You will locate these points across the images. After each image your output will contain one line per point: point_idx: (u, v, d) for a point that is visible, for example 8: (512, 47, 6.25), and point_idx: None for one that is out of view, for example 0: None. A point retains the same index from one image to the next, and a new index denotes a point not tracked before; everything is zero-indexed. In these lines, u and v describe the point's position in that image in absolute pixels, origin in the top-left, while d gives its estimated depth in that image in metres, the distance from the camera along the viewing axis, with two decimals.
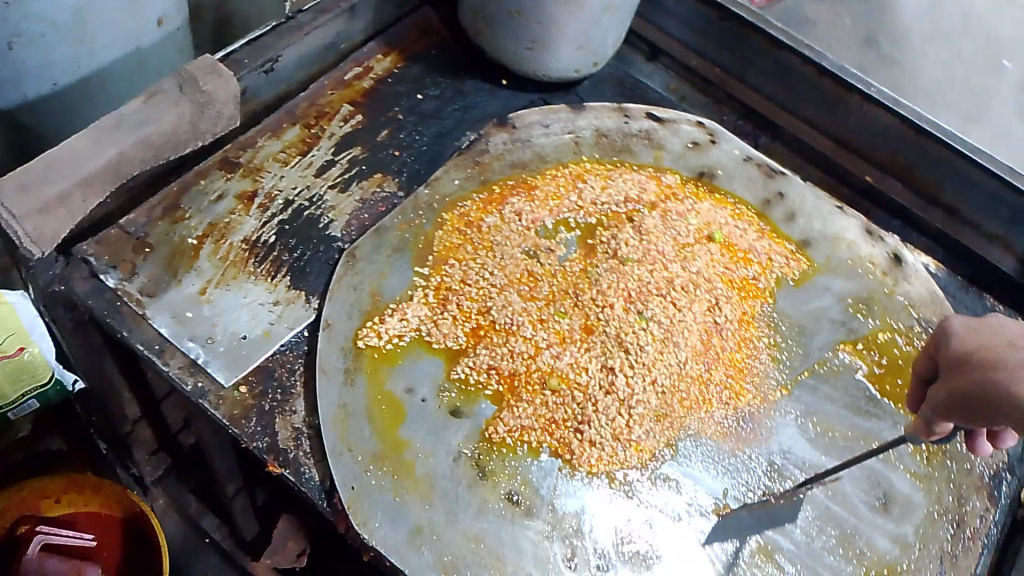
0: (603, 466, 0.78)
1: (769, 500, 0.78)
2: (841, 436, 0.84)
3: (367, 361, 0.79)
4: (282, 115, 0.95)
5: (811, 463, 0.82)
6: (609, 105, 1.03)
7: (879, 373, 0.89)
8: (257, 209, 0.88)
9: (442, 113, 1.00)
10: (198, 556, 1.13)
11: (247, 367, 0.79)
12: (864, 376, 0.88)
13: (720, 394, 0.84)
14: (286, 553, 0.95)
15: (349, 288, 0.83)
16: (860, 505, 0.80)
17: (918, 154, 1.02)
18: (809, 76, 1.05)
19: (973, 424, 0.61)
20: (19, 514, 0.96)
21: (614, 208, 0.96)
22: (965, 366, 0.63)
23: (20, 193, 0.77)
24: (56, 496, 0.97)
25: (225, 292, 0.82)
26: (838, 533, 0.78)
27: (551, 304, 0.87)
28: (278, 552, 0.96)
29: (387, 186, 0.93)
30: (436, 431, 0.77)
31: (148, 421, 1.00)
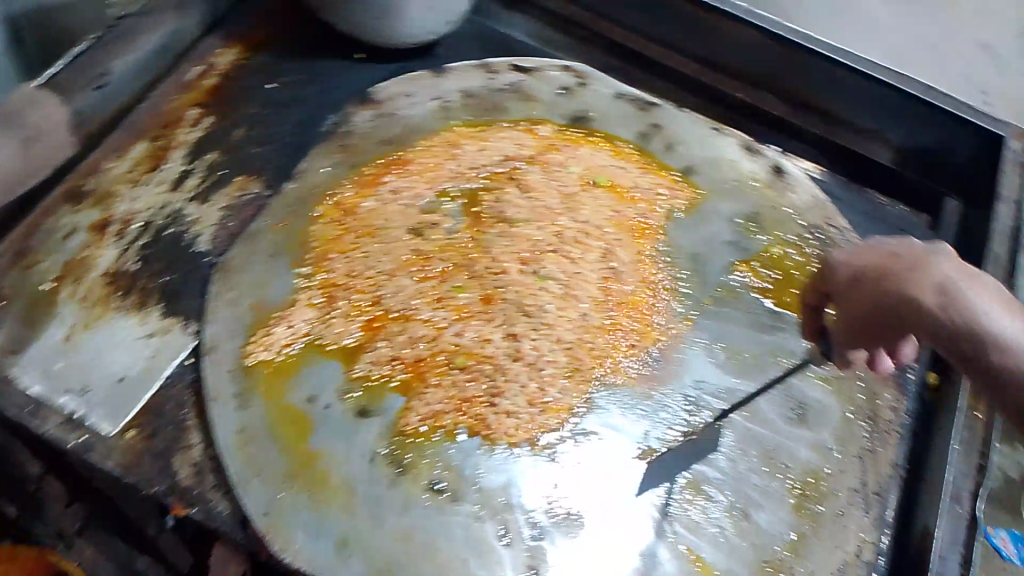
0: (522, 435, 0.76)
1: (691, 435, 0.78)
2: (750, 356, 0.84)
3: (262, 377, 0.76)
4: (124, 132, 0.88)
5: (726, 391, 0.82)
6: (472, 64, 1.00)
7: (776, 288, 0.89)
8: (113, 238, 0.82)
9: (298, 99, 0.94)
10: None
11: (131, 412, 0.75)
12: (760, 294, 0.88)
13: (630, 339, 0.83)
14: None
15: (229, 304, 0.79)
16: (777, 421, 0.81)
17: (783, 63, 1.03)
18: (668, 2, 1.04)
19: (877, 338, 0.67)
20: None
21: (495, 167, 0.92)
22: (863, 281, 0.68)
23: None
24: None
25: (95, 335, 0.77)
26: (762, 453, 0.79)
27: (445, 280, 0.84)
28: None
29: (253, 187, 0.87)
30: (347, 436, 0.74)
31: (53, 474, 0.91)
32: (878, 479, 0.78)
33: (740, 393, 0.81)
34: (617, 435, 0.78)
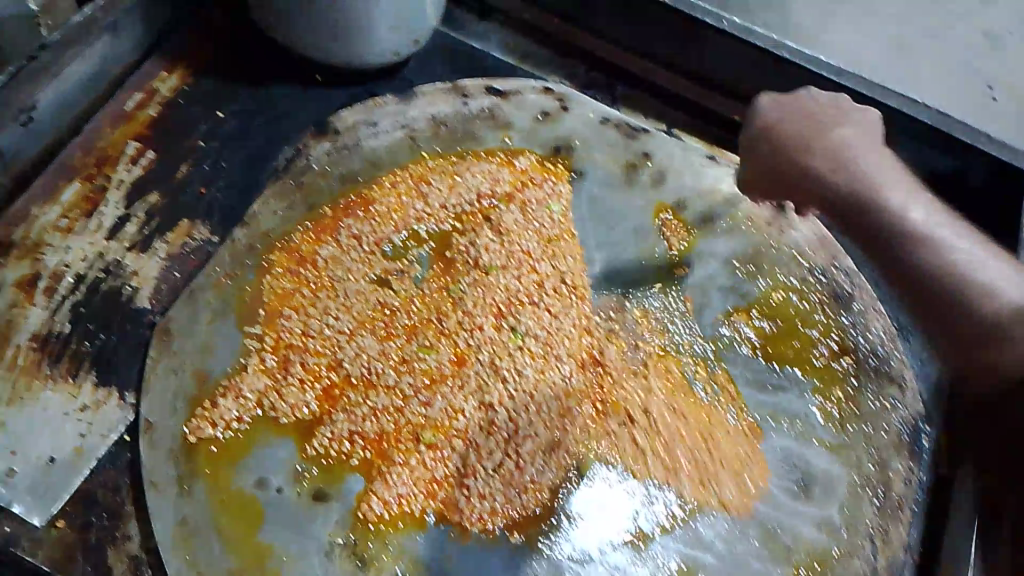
0: (496, 520, 0.70)
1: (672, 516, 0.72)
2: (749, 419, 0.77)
3: (205, 460, 0.68)
4: (54, 172, 0.79)
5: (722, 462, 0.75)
6: (443, 86, 0.90)
7: (772, 343, 0.80)
8: (42, 296, 0.74)
9: (248, 132, 0.86)
10: None
11: (62, 499, 0.67)
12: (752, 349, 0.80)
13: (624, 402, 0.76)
14: None
15: (167, 374, 0.71)
16: (783, 499, 0.74)
17: (780, 81, 0.92)
18: (652, 13, 0.93)
19: None
20: None
21: (466, 208, 0.84)
22: None
23: None
24: None
25: (19, 410, 0.68)
26: (758, 531, 0.72)
27: (413, 339, 0.77)
28: None
29: (198, 234, 0.79)
30: (301, 527, 0.67)
31: None
32: (889, 562, 0.72)
33: (736, 466, 0.75)
34: (607, 517, 0.71)
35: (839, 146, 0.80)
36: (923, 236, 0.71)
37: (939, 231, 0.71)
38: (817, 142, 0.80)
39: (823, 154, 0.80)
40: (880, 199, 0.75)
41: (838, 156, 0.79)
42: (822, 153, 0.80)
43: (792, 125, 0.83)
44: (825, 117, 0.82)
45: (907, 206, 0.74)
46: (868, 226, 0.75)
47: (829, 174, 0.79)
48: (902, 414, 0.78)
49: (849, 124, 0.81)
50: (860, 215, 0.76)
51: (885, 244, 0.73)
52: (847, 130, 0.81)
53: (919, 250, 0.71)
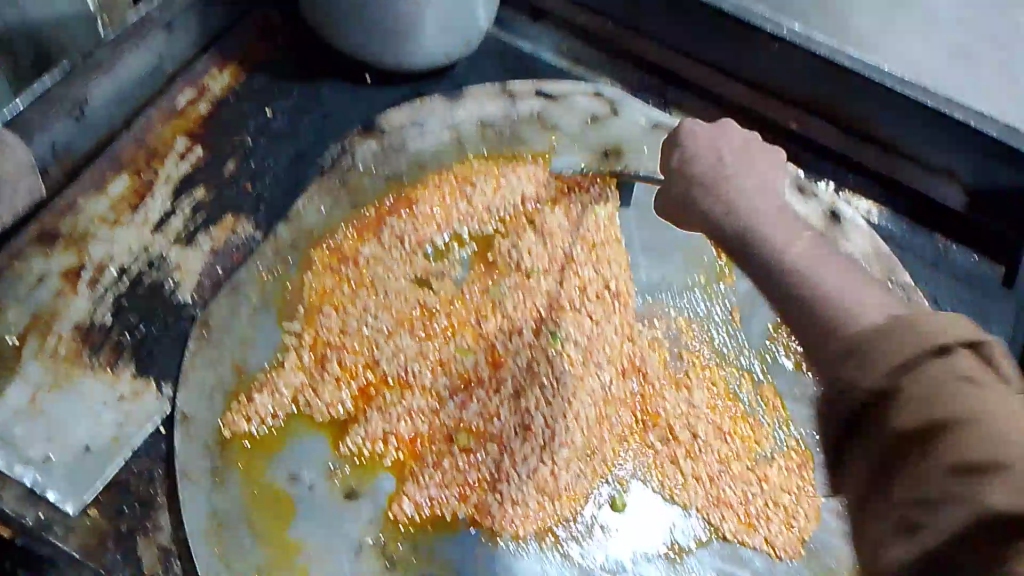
0: (529, 527, 0.68)
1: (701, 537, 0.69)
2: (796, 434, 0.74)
3: (239, 454, 0.68)
4: (105, 165, 0.81)
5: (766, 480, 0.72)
6: (492, 86, 0.89)
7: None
8: (87, 286, 0.74)
9: (296, 130, 0.86)
10: None
11: (95, 487, 0.66)
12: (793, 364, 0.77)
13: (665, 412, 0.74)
14: None
15: (206, 365, 0.71)
16: (829, 516, 0.70)
17: (839, 88, 0.89)
18: (707, 19, 0.90)
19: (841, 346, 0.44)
20: None
21: (510, 211, 0.83)
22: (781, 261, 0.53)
23: None
24: None
25: (60, 398, 0.69)
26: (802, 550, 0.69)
27: (451, 339, 0.76)
28: None
29: (242, 229, 0.80)
30: (330, 525, 0.66)
31: None
32: None
33: (779, 481, 0.72)
34: (643, 529, 0.69)
35: (767, 188, 0.60)
36: (821, 278, 0.50)
37: (818, 267, 0.50)
38: (723, 185, 0.61)
39: (708, 188, 0.61)
40: (759, 233, 0.55)
41: (728, 199, 0.60)
42: (746, 179, 0.61)
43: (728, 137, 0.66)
44: (713, 163, 0.63)
45: (790, 249, 0.53)
46: (758, 275, 0.54)
47: (743, 203, 0.59)
48: None
49: (747, 174, 0.61)
50: (744, 249, 0.56)
51: (771, 287, 0.52)
52: (752, 181, 0.61)
53: (802, 287, 0.49)
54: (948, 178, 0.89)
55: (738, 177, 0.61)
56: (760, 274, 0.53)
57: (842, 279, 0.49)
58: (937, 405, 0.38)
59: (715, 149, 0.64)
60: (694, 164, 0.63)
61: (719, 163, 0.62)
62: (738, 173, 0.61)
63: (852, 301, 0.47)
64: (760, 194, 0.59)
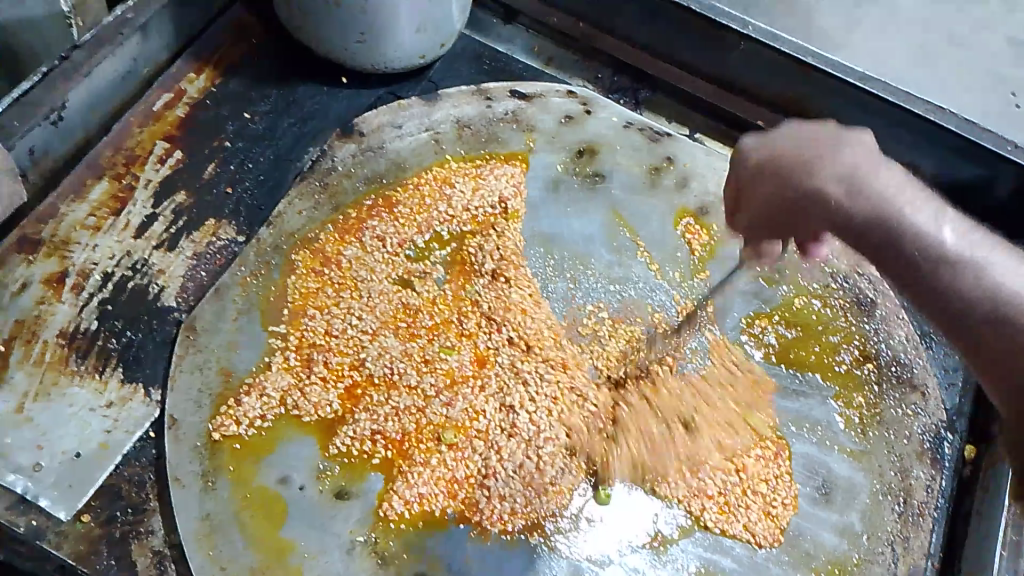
0: (516, 521, 0.70)
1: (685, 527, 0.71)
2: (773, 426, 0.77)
3: (228, 457, 0.69)
4: (84, 170, 0.80)
5: (742, 469, 0.74)
6: (467, 88, 0.91)
7: (790, 350, 0.80)
8: (70, 292, 0.74)
9: (275, 133, 0.87)
10: None
11: (87, 493, 0.66)
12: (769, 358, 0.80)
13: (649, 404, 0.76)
14: None
15: (192, 370, 0.71)
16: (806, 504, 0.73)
17: (805, 86, 0.91)
18: (677, 18, 0.92)
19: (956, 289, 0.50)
20: None
21: (490, 211, 0.85)
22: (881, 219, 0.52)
23: None
24: None
25: (47, 405, 0.69)
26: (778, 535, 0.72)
27: (435, 339, 0.77)
28: None
29: (224, 233, 0.80)
30: (322, 525, 0.67)
31: None
32: (911, 570, 0.71)
33: (754, 470, 0.74)
34: (626, 518, 0.71)
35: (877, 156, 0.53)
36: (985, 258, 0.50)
37: (985, 252, 0.50)
38: (825, 166, 0.52)
39: (834, 178, 0.52)
40: (898, 212, 0.51)
41: (845, 176, 0.52)
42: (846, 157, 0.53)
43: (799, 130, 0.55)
44: (810, 147, 0.53)
45: (935, 226, 0.51)
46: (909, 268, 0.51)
47: (847, 200, 0.52)
48: (925, 421, 0.78)
49: (842, 146, 0.53)
50: (884, 231, 0.51)
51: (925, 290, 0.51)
52: (863, 151, 0.53)
53: (961, 278, 0.50)
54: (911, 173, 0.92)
55: (845, 149, 0.53)
56: (897, 262, 0.52)
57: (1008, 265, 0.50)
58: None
59: (825, 139, 0.53)
60: (789, 155, 0.54)
61: (826, 146, 0.53)
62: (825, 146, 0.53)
63: (1016, 295, 0.49)
64: (840, 146, 0.53)
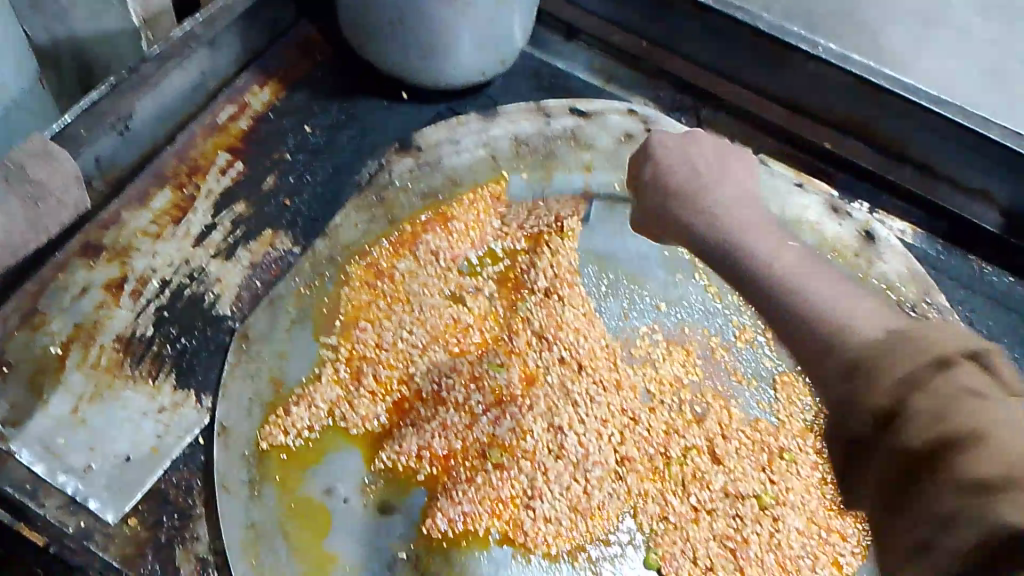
0: (561, 544, 0.68)
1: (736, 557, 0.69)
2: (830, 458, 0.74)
3: (276, 467, 0.69)
4: (148, 179, 0.82)
5: (797, 504, 0.71)
6: (526, 105, 0.90)
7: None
8: (129, 297, 0.76)
9: (334, 146, 0.88)
10: None
11: (135, 497, 0.67)
12: None
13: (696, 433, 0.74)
14: None
15: (244, 377, 0.72)
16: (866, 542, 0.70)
17: (874, 108, 0.88)
18: (743, 38, 0.90)
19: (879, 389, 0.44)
20: None
21: (545, 229, 0.84)
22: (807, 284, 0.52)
23: None
24: None
25: (102, 408, 0.70)
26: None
27: (484, 356, 0.76)
28: None
29: (280, 244, 0.81)
30: (364, 538, 0.67)
31: None
32: None
33: (810, 503, 0.71)
34: (674, 547, 0.69)
35: (725, 180, 0.61)
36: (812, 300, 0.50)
37: (804, 280, 0.51)
38: (709, 192, 0.60)
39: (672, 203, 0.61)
40: (744, 243, 0.55)
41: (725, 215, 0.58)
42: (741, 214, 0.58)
43: (680, 155, 0.63)
44: (684, 167, 0.62)
45: (776, 253, 0.54)
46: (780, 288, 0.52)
47: (726, 217, 0.58)
48: None
49: (722, 180, 0.60)
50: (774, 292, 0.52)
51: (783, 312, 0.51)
52: (731, 192, 0.60)
53: (794, 308, 0.51)
54: (985, 199, 0.88)
55: (710, 191, 0.60)
56: (810, 277, 0.52)
57: (833, 289, 0.51)
58: (965, 423, 0.39)
59: (691, 164, 0.62)
60: (672, 178, 0.62)
61: (698, 185, 0.60)
62: (727, 188, 0.60)
63: (826, 316, 0.49)
64: (749, 203, 0.60)
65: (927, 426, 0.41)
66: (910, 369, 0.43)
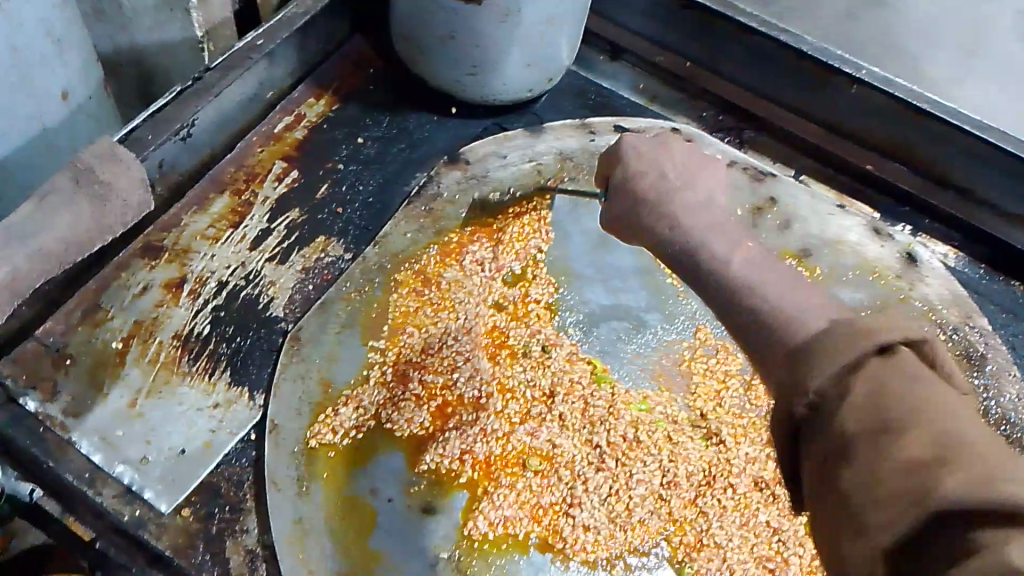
0: (598, 555, 0.69)
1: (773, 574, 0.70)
2: None
3: (323, 465, 0.71)
4: (207, 184, 0.85)
5: None
6: (572, 122, 0.92)
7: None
8: (187, 298, 0.79)
9: (384, 158, 0.90)
10: None
11: (188, 489, 0.69)
12: None
13: (741, 454, 0.75)
14: None
15: (295, 378, 0.74)
16: None
17: (913, 132, 0.89)
18: (787, 60, 0.92)
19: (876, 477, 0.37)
20: None
21: (589, 243, 0.86)
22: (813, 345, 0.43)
23: None
24: None
25: (158, 402, 0.73)
26: None
27: (526, 365, 0.78)
28: None
29: (332, 250, 0.83)
30: (408, 538, 0.68)
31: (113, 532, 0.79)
32: None
33: None
34: (710, 565, 0.70)
35: None
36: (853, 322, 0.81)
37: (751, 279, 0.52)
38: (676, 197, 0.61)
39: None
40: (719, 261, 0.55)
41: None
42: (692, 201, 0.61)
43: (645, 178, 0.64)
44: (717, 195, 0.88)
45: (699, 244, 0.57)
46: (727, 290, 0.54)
47: (689, 221, 0.59)
48: None
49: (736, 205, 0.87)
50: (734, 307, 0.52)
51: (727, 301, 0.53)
52: (699, 197, 0.61)
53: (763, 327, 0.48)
54: None
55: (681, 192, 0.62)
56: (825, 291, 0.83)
57: (794, 297, 0.49)
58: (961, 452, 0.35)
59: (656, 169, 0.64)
60: None
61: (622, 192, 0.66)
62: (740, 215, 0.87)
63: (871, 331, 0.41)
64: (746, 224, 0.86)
65: (866, 409, 0.39)
66: (899, 333, 0.40)
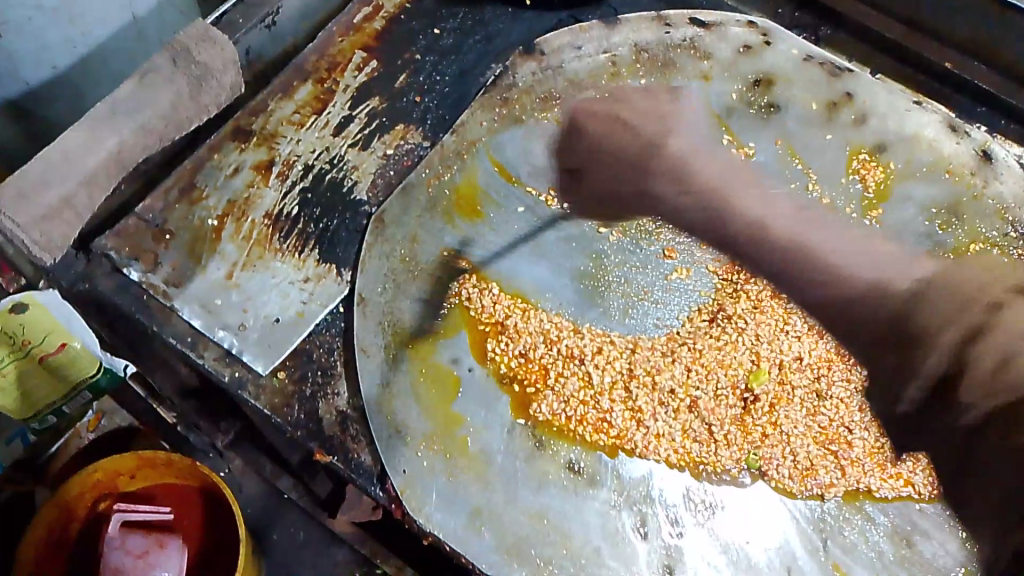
0: (668, 436, 0.74)
1: (834, 463, 0.74)
2: None
3: (409, 335, 0.75)
4: (291, 72, 0.88)
5: None
6: (647, 13, 0.90)
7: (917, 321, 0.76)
8: (276, 179, 0.82)
9: (461, 49, 0.91)
10: (281, 514, 0.96)
11: (283, 353, 0.74)
12: None
13: (809, 348, 0.79)
14: (362, 506, 0.87)
15: (381, 257, 0.78)
16: None
17: (1003, 29, 0.87)
18: None
19: None
20: (98, 493, 0.86)
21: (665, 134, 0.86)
22: None
23: (20, 201, 0.71)
24: (131, 473, 0.85)
25: (253, 274, 0.77)
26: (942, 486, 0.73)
27: (600, 259, 0.82)
28: (354, 506, 0.88)
29: (411, 138, 0.86)
30: (487, 404, 0.74)
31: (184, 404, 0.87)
32: None
33: None
34: (775, 450, 0.74)
35: (716, 143, 0.85)
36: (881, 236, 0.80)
37: None
38: None
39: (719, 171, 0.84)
40: None
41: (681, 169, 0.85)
42: None
43: None
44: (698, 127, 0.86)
45: None
46: None
47: None
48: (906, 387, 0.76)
49: (686, 132, 0.86)
50: None
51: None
52: None
53: None
54: None
55: None
56: (806, 229, 0.82)
57: None
58: None
59: None
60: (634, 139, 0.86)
61: None
62: (700, 140, 0.85)
63: None
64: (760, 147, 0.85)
65: None
66: None
